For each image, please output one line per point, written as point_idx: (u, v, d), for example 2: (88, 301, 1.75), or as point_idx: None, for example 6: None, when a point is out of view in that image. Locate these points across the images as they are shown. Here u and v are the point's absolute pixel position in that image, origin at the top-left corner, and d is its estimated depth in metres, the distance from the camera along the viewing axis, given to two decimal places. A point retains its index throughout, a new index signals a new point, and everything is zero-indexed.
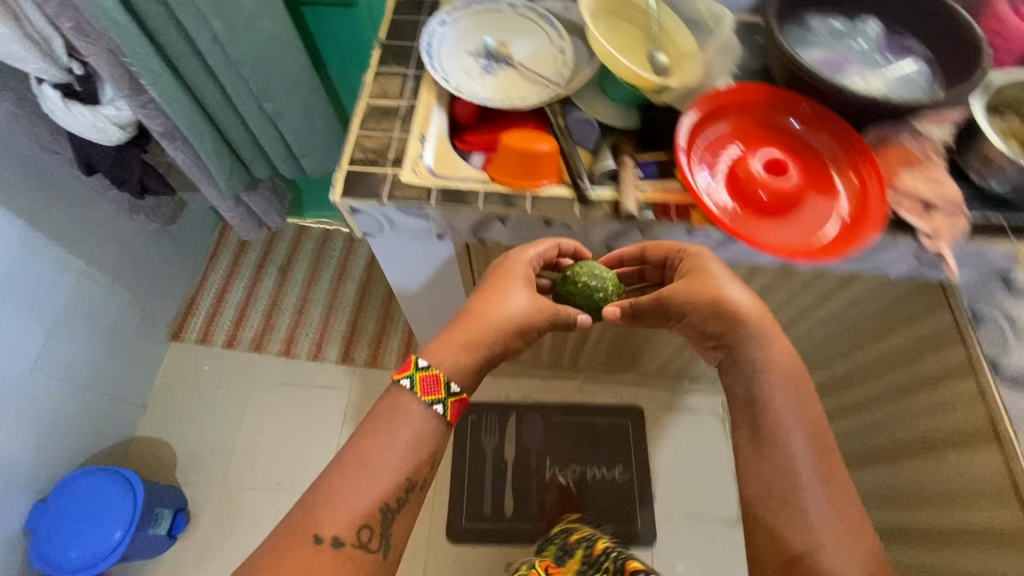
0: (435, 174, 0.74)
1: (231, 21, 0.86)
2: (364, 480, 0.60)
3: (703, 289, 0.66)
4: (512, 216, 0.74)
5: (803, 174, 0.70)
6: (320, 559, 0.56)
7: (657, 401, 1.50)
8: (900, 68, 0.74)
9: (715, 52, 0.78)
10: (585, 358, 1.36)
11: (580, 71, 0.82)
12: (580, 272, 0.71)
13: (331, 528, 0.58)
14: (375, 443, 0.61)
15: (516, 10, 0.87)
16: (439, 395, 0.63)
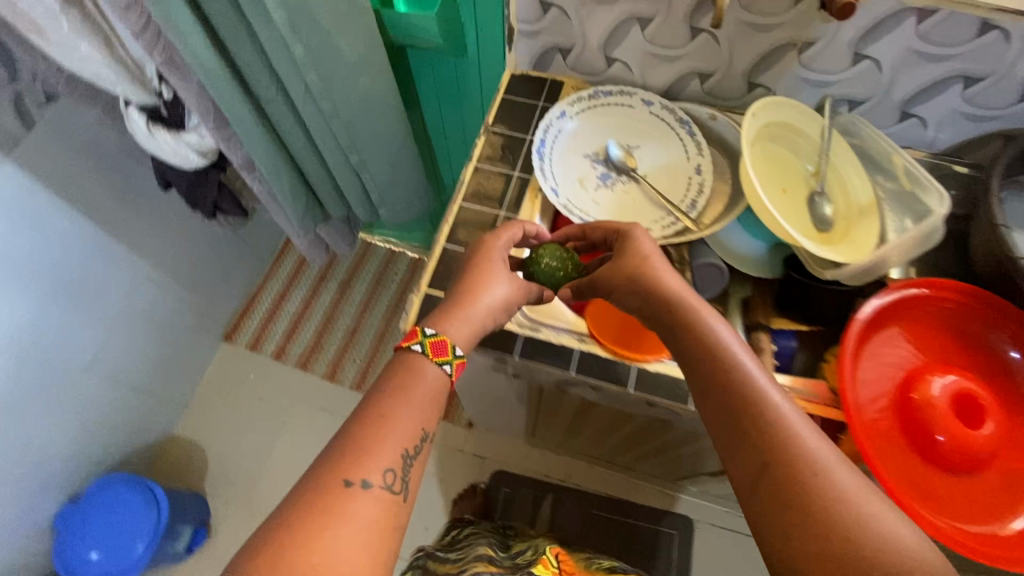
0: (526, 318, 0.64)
1: (328, 76, 0.77)
2: (394, 416, 0.51)
3: (628, 258, 0.58)
4: (608, 387, 0.62)
5: (1004, 425, 0.53)
6: (353, 504, 0.46)
7: (711, 513, 1.35)
8: None
9: (905, 243, 0.56)
10: (643, 464, 1.22)
11: (717, 204, 0.68)
12: (544, 252, 0.64)
13: (362, 467, 0.48)
14: (409, 383, 0.53)
15: (651, 107, 0.72)
16: (450, 356, 0.56)
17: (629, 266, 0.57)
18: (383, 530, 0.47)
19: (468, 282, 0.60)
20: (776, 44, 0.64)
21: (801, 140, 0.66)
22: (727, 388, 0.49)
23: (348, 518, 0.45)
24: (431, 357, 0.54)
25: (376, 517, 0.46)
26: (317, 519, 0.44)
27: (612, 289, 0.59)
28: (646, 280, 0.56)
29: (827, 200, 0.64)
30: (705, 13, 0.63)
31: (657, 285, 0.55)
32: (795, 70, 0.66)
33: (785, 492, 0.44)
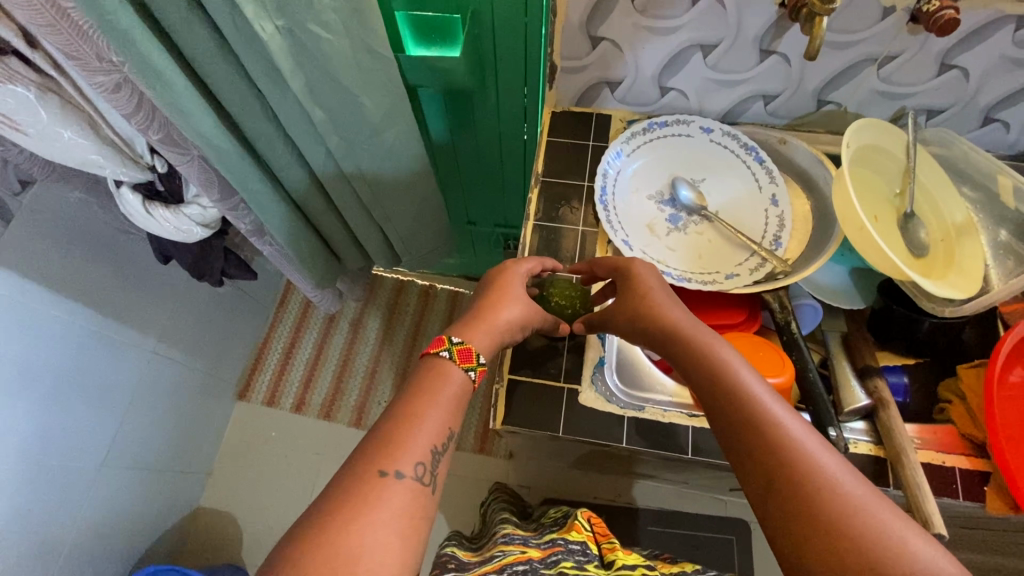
0: (624, 396, 0.58)
1: (351, 137, 0.70)
2: (424, 405, 0.46)
3: (627, 290, 0.54)
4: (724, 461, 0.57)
5: None
6: (387, 500, 0.41)
7: None
8: None
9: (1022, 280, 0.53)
10: (702, 481, 1.19)
11: (798, 236, 0.63)
12: (553, 289, 0.62)
13: (396, 457, 0.43)
14: (442, 376, 0.48)
15: (711, 135, 0.67)
16: (476, 365, 0.50)
17: (628, 298, 0.53)
18: (414, 524, 0.42)
19: (484, 304, 0.55)
20: (852, 61, 0.59)
21: (888, 159, 0.61)
22: (724, 407, 0.45)
23: (382, 511, 0.40)
24: (456, 364, 0.49)
25: (408, 509, 0.41)
26: (353, 513, 0.40)
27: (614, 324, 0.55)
28: (642, 309, 0.52)
29: (921, 223, 0.60)
30: (776, 35, 0.58)
31: (654, 313, 0.51)
32: (870, 85, 0.61)
33: (797, 506, 0.39)
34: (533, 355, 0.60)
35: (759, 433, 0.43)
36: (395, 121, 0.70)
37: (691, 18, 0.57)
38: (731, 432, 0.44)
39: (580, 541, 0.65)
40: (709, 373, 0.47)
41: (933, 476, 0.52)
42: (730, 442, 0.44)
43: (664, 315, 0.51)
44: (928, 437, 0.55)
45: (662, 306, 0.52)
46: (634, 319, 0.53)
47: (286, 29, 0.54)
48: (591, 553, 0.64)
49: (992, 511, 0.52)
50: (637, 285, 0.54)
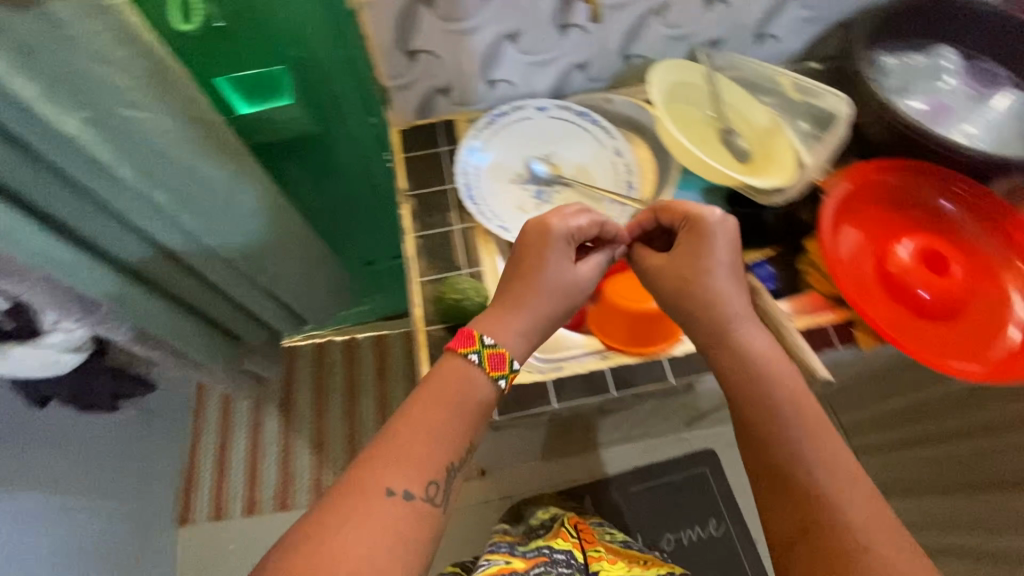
0: (544, 362, 0.62)
1: (204, 210, 0.68)
2: (428, 416, 0.49)
3: (698, 254, 0.54)
4: (649, 387, 0.61)
5: (966, 266, 0.59)
6: (385, 512, 0.45)
7: (726, 437, 1.41)
8: (993, 107, 0.67)
9: (819, 155, 0.65)
10: (658, 427, 1.25)
11: (647, 176, 0.71)
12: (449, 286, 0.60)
13: (400, 475, 0.46)
14: (458, 383, 0.50)
15: (547, 111, 0.72)
16: (508, 373, 0.52)
17: (689, 277, 0.54)
18: (421, 538, 0.45)
19: (516, 288, 0.53)
20: (636, 16, 0.67)
21: (693, 87, 0.70)
22: (749, 405, 0.51)
23: (375, 524, 0.44)
24: (486, 370, 0.51)
25: (404, 523, 0.45)
26: (344, 522, 0.43)
27: (678, 273, 0.54)
28: (690, 297, 0.54)
29: (737, 132, 0.69)
30: (566, 11, 0.64)
31: (693, 309, 0.54)
32: (659, 32, 0.69)
33: (787, 508, 0.47)
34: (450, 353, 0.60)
35: (778, 434, 0.49)
36: (248, 183, 0.70)
37: (489, 13, 0.62)
38: (746, 429, 0.51)
39: (565, 548, 0.73)
40: (743, 369, 0.51)
41: (813, 335, 0.60)
42: (741, 437, 0.51)
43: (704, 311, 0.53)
44: (799, 305, 0.63)
45: (700, 297, 0.53)
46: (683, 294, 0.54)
47: (94, 120, 0.52)
48: (574, 561, 0.71)
49: (864, 346, 0.60)
50: (702, 254, 0.54)
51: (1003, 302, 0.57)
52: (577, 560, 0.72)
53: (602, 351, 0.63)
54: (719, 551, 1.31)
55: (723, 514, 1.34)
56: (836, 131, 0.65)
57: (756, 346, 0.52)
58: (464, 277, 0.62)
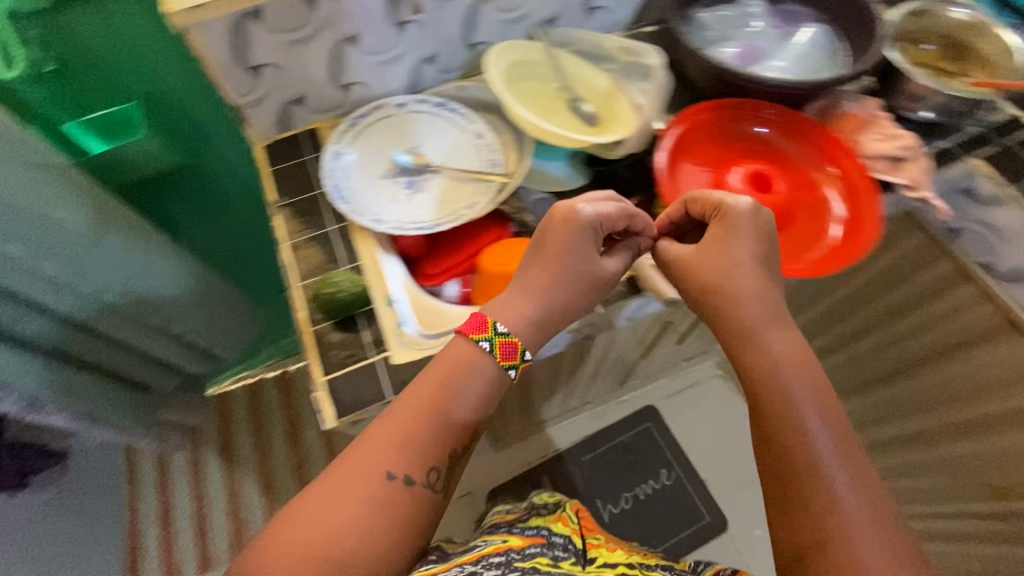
0: (430, 335, 0.61)
1: (66, 255, 0.66)
2: (431, 404, 0.55)
3: (721, 241, 0.58)
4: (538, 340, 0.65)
5: (788, 181, 0.67)
6: (385, 493, 0.52)
7: (663, 390, 1.49)
8: (799, 40, 0.75)
9: (652, 108, 0.72)
10: (595, 392, 1.30)
11: (510, 151, 0.75)
12: (325, 282, 0.61)
13: (405, 465, 0.53)
14: (465, 372, 0.56)
15: (405, 107, 0.75)
16: (518, 361, 0.57)
17: (707, 267, 0.58)
18: (418, 511, 0.53)
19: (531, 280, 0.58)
20: (468, 5, 0.71)
21: (532, 63, 0.74)
22: (767, 412, 0.54)
23: (374, 499, 0.51)
24: (496, 359, 0.56)
25: (401, 504, 0.52)
26: (346, 491, 0.51)
27: (715, 259, 0.58)
28: (718, 302, 0.57)
29: (581, 97, 0.74)
30: (398, 7, 0.67)
31: (721, 312, 0.57)
32: (495, 17, 0.74)
33: (792, 511, 0.51)
34: (338, 347, 0.60)
35: (790, 443, 0.52)
36: (138, 239, 0.73)
37: (322, 19, 0.64)
38: (762, 435, 0.54)
39: (564, 534, 0.69)
40: (764, 373, 0.55)
41: None
42: (759, 443, 0.54)
43: (731, 313, 0.57)
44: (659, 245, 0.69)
45: (733, 301, 0.57)
46: (716, 292, 0.57)
47: None
48: (571, 549, 0.66)
49: None
50: (731, 247, 0.58)
51: (822, 206, 0.65)
52: (575, 546, 0.68)
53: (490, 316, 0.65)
54: (674, 498, 1.38)
55: (672, 463, 1.41)
56: (659, 87, 0.73)
57: (779, 363, 0.55)
58: (341, 271, 0.63)
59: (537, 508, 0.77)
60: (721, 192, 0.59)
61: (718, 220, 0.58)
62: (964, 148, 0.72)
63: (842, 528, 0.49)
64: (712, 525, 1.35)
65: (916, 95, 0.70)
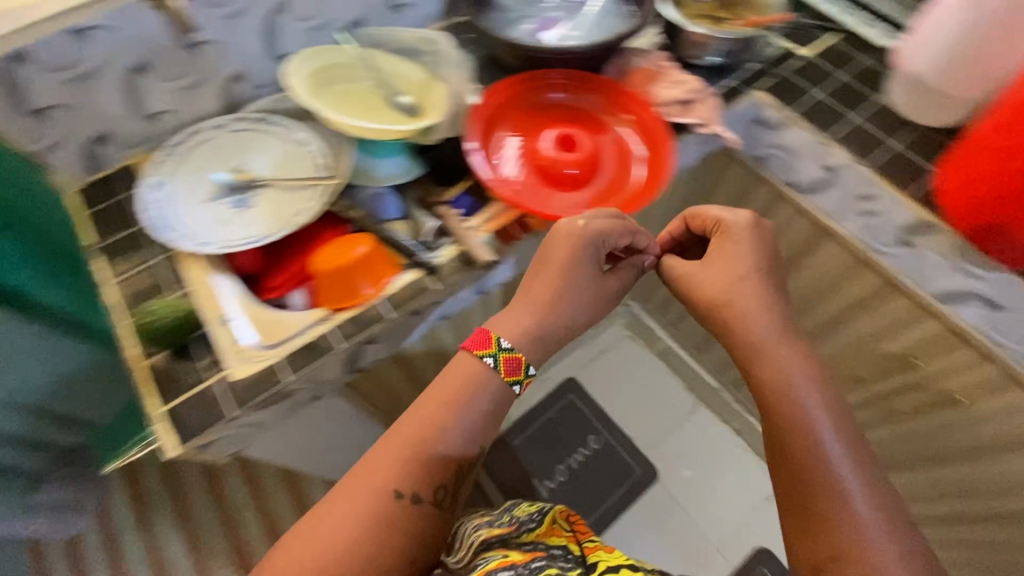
0: (269, 345, 0.61)
1: None
2: (431, 417, 0.59)
3: (722, 251, 0.64)
4: (380, 331, 0.63)
5: (595, 137, 0.72)
6: (390, 508, 0.56)
7: (579, 361, 1.54)
8: (589, 8, 0.80)
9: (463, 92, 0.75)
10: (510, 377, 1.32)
11: (337, 151, 0.73)
12: (147, 312, 0.60)
13: (415, 482, 0.57)
14: (473, 384, 0.60)
15: (225, 128, 0.75)
16: (520, 376, 0.62)
17: (723, 277, 0.63)
18: (427, 525, 0.58)
19: (536, 288, 0.64)
20: (262, 18, 0.71)
21: (342, 67, 0.76)
22: (776, 422, 0.57)
23: (378, 513, 0.56)
24: (501, 373, 0.61)
25: (406, 519, 0.56)
26: (348, 504, 0.56)
27: (722, 271, 0.63)
28: (729, 314, 0.62)
29: (398, 91, 0.76)
30: (185, 30, 0.67)
31: (734, 324, 0.62)
32: (295, 27, 0.75)
33: (812, 518, 0.54)
34: (175, 375, 0.59)
35: (803, 457, 0.55)
36: (68, 348, 0.72)
37: None
38: (774, 445, 0.58)
39: (562, 543, 0.69)
40: (773, 380, 0.59)
41: (503, 234, 0.67)
42: (776, 461, 0.57)
43: (744, 326, 0.61)
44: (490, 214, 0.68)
45: (746, 318, 0.61)
46: (726, 304, 0.62)
47: None
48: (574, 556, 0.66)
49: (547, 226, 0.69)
50: (738, 263, 0.63)
51: (627, 155, 0.71)
52: (575, 554, 0.67)
53: (327, 314, 0.63)
54: (606, 460, 1.43)
55: (598, 428, 1.46)
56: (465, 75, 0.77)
57: (794, 376, 0.58)
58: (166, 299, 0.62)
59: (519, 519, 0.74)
60: (718, 208, 0.66)
61: (722, 233, 0.65)
62: (746, 84, 0.80)
63: (859, 543, 0.51)
64: (643, 478, 1.41)
65: (695, 44, 0.78)
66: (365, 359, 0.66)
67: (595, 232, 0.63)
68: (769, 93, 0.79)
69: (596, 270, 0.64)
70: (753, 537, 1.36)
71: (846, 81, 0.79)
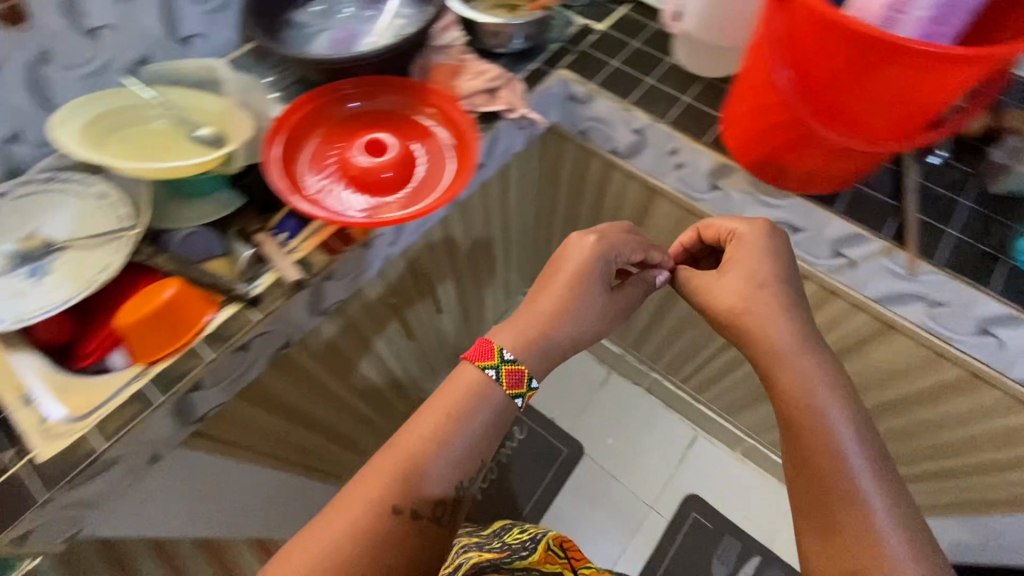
0: (77, 418, 0.57)
1: None
2: (425, 426, 0.61)
3: (738, 263, 0.66)
4: (204, 375, 0.61)
5: (406, 138, 0.72)
6: (384, 526, 0.56)
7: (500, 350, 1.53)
8: (386, 12, 0.81)
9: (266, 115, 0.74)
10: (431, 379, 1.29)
11: (138, 195, 0.69)
12: None
13: (412, 497, 0.58)
14: (477, 396, 0.62)
15: (8, 194, 0.69)
16: (523, 390, 0.65)
17: (740, 286, 0.64)
18: (426, 544, 0.58)
19: (539, 289, 0.69)
20: (22, 71, 0.67)
21: (132, 113, 0.72)
22: (798, 430, 0.58)
23: (362, 526, 0.56)
24: (503, 386, 0.63)
25: (399, 538, 0.56)
26: (335, 515, 0.57)
27: (739, 277, 0.64)
28: (748, 322, 0.63)
29: (197, 123, 0.72)
30: None
31: (754, 333, 0.63)
32: (68, 75, 0.71)
33: (831, 529, 0.55)
34: None
35: (827, 466, 0.56)
36: None
37: None
38: (795, 455, 0.58)
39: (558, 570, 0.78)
40: (797, 393, 0.60)
41: (322, 249, 0.66)
42: (795, 472, 0.58)
43: (768, 336, 0.62)
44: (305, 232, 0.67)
45: (771, 325, 0.62)
46: (746, 311, 0.63)
47: None
48: None
49: (368, 235, 0.69)
50: (756, 270, 0.65)
51: (440, 149, 0.72)
52: None
53: (141, 370, 0.59)
54: (533, 446, 1.46)
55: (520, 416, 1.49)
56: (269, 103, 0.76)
57: (817, 383, 0.59)
58: None
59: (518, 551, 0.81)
60: (729, 220, 0.69)
61: (735, 238, 0.67)
62: (550, 64, 0.83)
63: (877, 554, 0.52)
64: (570, 453, 1.45)
65: (490, 33, 0.80)
66: (200, 409, 0.65)
67: (607, 247, 0.69)
68: (571, 70, 0.83)
69: (603, 287, 0.69)
70: (684, 485, 1.41)
71: (638, 47, 0.84)
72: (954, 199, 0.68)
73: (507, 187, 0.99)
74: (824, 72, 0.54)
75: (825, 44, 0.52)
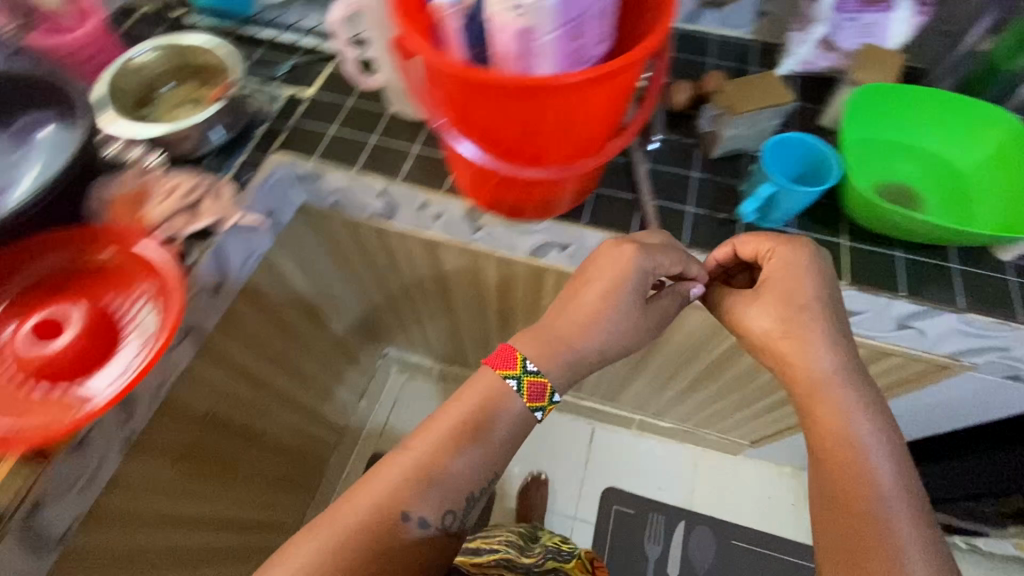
0: None
1: None
2: (438, 433, 0.58)
3: (770, 289, 0.61)
4: None
5: (97, 296, 0.60)
6: (398, 541, 0.55)
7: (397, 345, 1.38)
8: (39, 148, 0.63)
9: None
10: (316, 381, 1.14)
11: None
12: None
13: (420, 504, 0.56)
14: (498, 396, 0.59)
15: None
16: (544, 402, 0.61)
17: (778, 312, 0.60)
18: (429, 552, 0.57)
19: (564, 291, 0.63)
20: None
21: None
22: (832, 465, 0.56)
23: (362, 534, 0.54)
24: (524, 399, 0.59)
25: (412, 548, 0.55)
26: (336, 510, 0.55)
27: (778, 301, 0.60)
28: (789, 348, 0.59)
29: None
30: None
31: (792, 361, 0.59)
32: None
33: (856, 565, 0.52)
34: None
35: (859, 509, 0.53)
36: None
37: None
38: (826, 492, 0.56)
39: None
40: (832, 426, 0.57)
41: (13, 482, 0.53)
42: (827, 502, 0.55)
43: (812, 366, 0.58)
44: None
45: (818, 355, 0.58)
46: (785, 335, 0.59)
47: None
48: None
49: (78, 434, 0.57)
50: (795, 292, 0.60)
51: (146, 294, 0.61)
52: None
53: None
54: None
55: None
56: None
57: (855, 413, 0.57)
58: None
59: (557, 556, 0.99)
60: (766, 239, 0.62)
61: (779, 256, 0.60)
62: (262, 150, 0.74)
63: None
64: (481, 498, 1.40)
65: (172, 139, 0.69)
66: None
67: (646, 257, 0.60)
68: (288, 149, 0.74)
69: (639, 298, 0.61)
70: (602, 480, 1.42)
71: (353, 106, 0.77)
72: (684, 176, 0.70)
73: (284, 283, 0.88)
74: (518, 128, 0.51)
75: (505, 106, 0.49)
